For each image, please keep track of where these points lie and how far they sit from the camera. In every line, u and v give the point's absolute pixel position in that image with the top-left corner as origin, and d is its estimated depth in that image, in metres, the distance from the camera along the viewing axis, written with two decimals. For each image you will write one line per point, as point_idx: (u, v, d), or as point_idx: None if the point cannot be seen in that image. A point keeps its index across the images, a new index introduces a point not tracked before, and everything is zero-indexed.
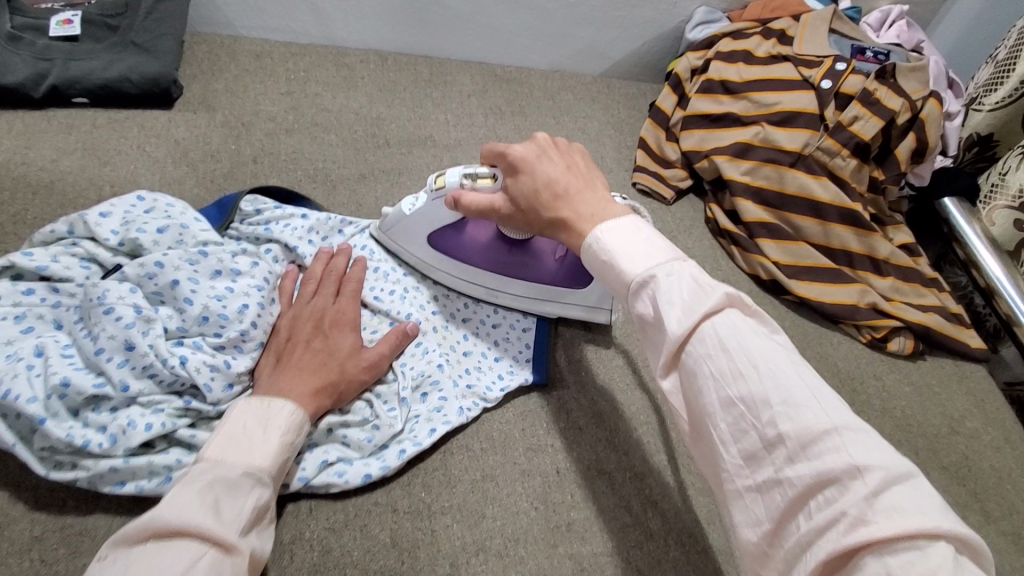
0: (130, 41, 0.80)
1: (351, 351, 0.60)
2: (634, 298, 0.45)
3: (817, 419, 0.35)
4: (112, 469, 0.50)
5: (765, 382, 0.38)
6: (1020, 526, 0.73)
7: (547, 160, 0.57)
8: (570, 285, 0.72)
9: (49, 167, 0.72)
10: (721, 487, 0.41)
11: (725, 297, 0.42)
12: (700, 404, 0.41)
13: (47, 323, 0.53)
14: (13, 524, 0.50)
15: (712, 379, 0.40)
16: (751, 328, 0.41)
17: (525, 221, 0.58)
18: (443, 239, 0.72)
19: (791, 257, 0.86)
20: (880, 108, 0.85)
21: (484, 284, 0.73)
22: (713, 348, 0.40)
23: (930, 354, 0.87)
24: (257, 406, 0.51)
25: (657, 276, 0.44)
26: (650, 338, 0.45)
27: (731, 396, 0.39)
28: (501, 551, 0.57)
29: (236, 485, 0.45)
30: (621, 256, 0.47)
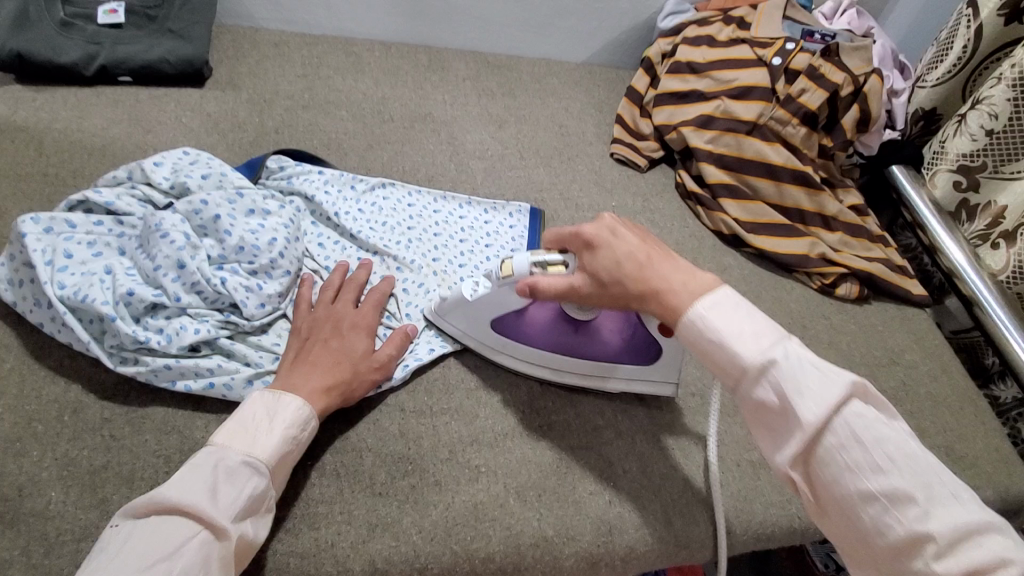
0: (167, 29, 0.93)
1: (364, 353, 0.65)
2: (754, 383, 0.49)
3: (958, 517, 0.42)
4: (166, 365, 0.60)
5: (904, 477, 0.44)
6: (950, 439, 0.83)
7: (620, 238, 0.58)
8: (638, 360, 0.71)
9: (100, 134, 0.84)
10: (858, 560, 0.47)
11: (851, 386, 0.47)
12: (839, 495, 0.46)
13: (112, 249, 0.64)
14: (86, 409, 0.60)
15: (848, 469, 0.45)
16: (877, 417, 0.46)
17: (609, 295, 0.58)
18: (506, 324, 0.71)
19: (749, 214, 0.97)
20: (824, 82, 0.96)
21: (548, 364, 0.72)
22: (849, 442, 0.45)
23: (875, 300, 0.98)
24: (268, 399, 0.57)
25: (778, 358, 0.48)
26: (772, 425, 0.49)
27: (871, 489, 0.44)
28: (492, 443, 0.67)
29: (234, 472, 0.51)
30: (735, 340, 0.49)
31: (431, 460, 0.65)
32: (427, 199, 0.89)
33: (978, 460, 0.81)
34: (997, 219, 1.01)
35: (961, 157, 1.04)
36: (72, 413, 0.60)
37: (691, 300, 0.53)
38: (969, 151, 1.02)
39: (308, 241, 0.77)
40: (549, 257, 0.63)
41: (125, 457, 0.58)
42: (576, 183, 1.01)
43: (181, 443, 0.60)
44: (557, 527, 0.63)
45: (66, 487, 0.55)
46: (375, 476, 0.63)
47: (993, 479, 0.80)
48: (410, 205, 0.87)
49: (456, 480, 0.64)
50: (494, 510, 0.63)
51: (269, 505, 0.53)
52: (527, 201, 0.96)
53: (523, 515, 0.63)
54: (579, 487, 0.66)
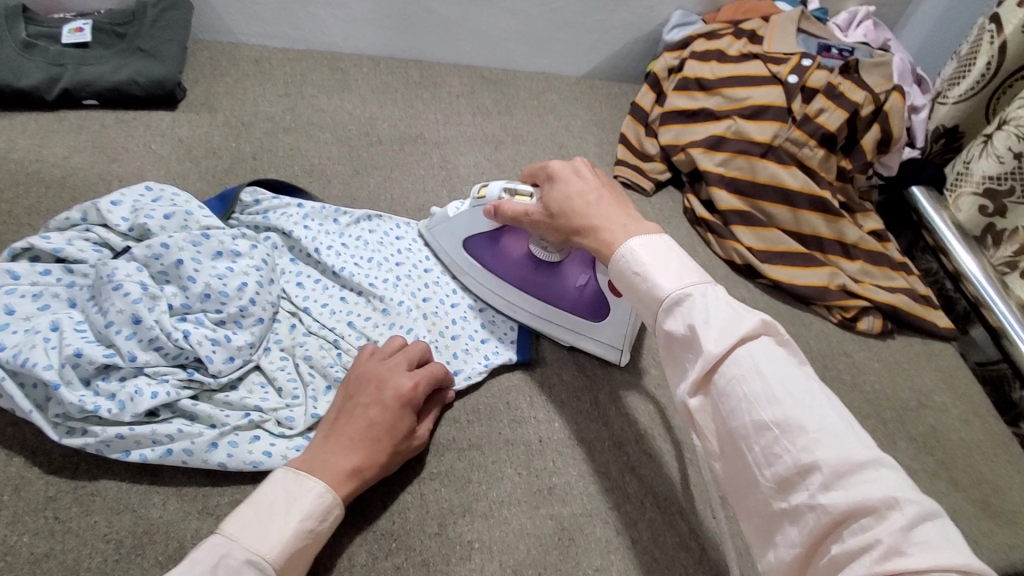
0: (137, 47, 0.86)
1: (404, 433, 0.57)
2: (667, 316, 0.48)
3: (853, 451, 0.38)
4: (118, 436, 0.53)
5: (799, 408, 0.40)
6: (986, 492, 0.77)
7: (575, 176, 0.63)
8: (587, 315, 0.74)
9: (61, 164, 0.77)
10: (753, 506, 0.43)
11: (758, 323, 0.45)
12: (733, 427, 0.43)
13: (61, 301, 0.58)
14: (29, 486, 0.53)
15: (744, 400, 0.42)
16: (785, 357, 0.44)
17: (555, 227, 0.63)
18: (478, 248, 0.76)
19: (764, 243, 0.90)
20: (843, 101, 0.90)
21: (506, 297, 0.76)
22: (748, 371, 0.43)
23: (899, 333, 0.91)
24: (291, 480, 0.49)
25: (692, 295, 0.47)
26: (680, 359, 0.47)
27: (764, 418, 0.41)
28: (487, 512, 0.61)
29: (236, 574, 0.43)
30: (655, 272, 0.50)
31: (419, 535, 0.58)
32: (417, 231, 0.82)
33: (1017, 516, 0.75)
34: None
35: (985, 180, 0.97)
36: (12, 492, 0.53)
37: (622, 237, 0.55)
38: (996, 173, 0.96)
39: (285, 281, 0.70)
40: (520, 187, 0.69)
41: (71, 544, 0.51)
42: None
43: (135, 525, 0.53)
44: None
45: None
46: (354, 557, 0.56)
47: None
48: (397, 238, 0.81)
49: (447, 559, 0.57)
50: None
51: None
52: None
53: None
54: (584, 563, 0.59)
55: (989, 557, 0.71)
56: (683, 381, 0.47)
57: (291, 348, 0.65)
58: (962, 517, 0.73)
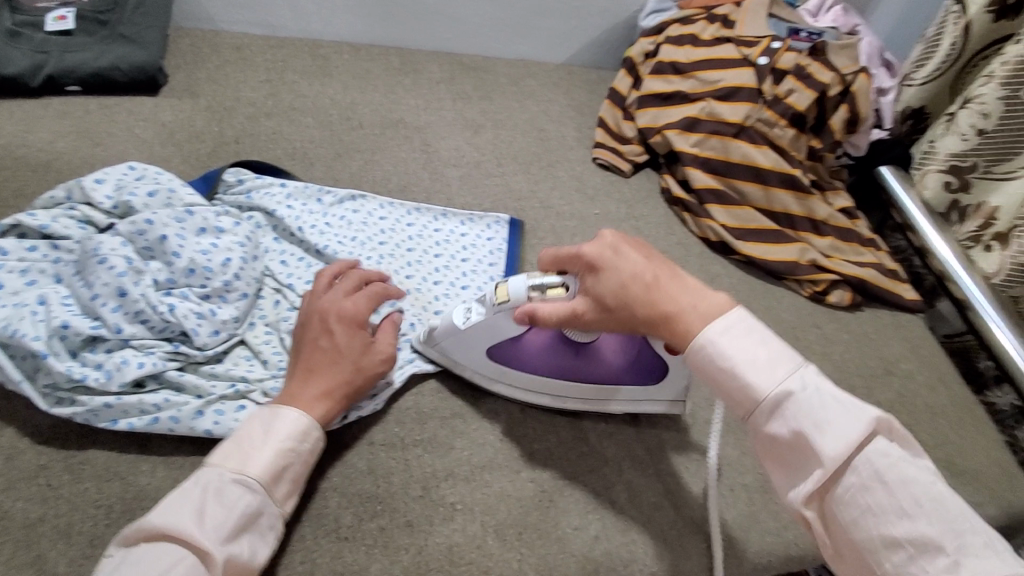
0: (119, 34, 0.87)
1: (360, 348, 0.60)
2: (767, 417, 0.46)
3: (1000, 570, 0.38)
4: (106, 404, 0.55)
5: (932, 524, 0.41)
6: (949, 453, 0.80)
7: (617, 261, 0.54)
8: (642, 380, 0.67)
9: (45, 148, 0.78)
10: None
11: (869, 423, 0.44)
12: (857, 540, 0.43)
13: (48, 276, 0.59)
14: (21, 455, 0.55)
15: (870, 512, 0.42)
16: (902, 455, 0.44)
17: (615, 321, 0.54)
18: (501, 351, 0.67)
19: (737, 220, 0.93)
20: (811, 82, 0.94)
21: (552, 392, 0.68)
22: (870, 481, 0.43)
23: (867, 306, 0.95)
24: (265, 415, 0.54)
25: (794, 389, 0.46)
26: (789, 460, 0.47)
27: (896, 536, 0.41)
28: (469, 476, 0.63)
29: (224, 491, 0.48)
30: (749, 369, 0.47)
31: (403, 498, 0.60)
32: (400, 211, 0.84)
33: (977, 475, 0.79)
34: (988, 220, 0.97)
35: (951, 157, 1.00)
36: (4, 461, 0.54)
37: (698, 326, 0.49)
38: (960, 150, 0.98)
39: (270, 259, 0.72)
40: (546, 279, 0.59)
41: (63, 509, 0.52)
42: (557, 190, 0.97)
43: (125, 491, 0.54)
44: (538, 567, 0.58)
45: None
46: (340, 519, 0.58)
47: (991, 493, 0.77)
48: (381, 219, 0.82)
49: (430, 520, 0.59)
50: (471, 552, 0.58)
51: (267, 525, 0.50)
52: (506, 211, 0.92)
53: (503, 556, 0.59)
54: (563, 522, 0.62)
55: None
56: (793, 486, 0.46)
57: (276, 322, 0.66)
58: None
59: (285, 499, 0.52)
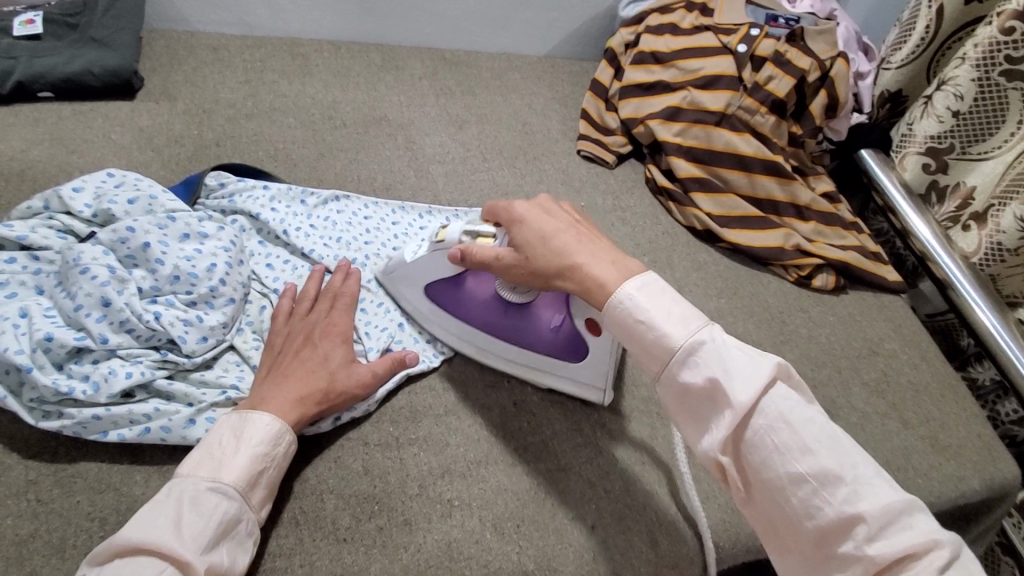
0: (90, 37, 0.85)
1: (342, 361, 0.62)
2: (682, 367, 0.49)
3: (889, 498, 0.44)
4: (95, 416, 0.54)
5: (832, 458, 0.45)
6: (933, 429, 0.82)
7: (534, 220, 0.60)
8: (562, 355, 0.68)
9: (19, 157, 0.77)
10: (790, 547, 0.48)
11: (770, 369, 0.48)
12: (769, 480, 0.47)
13: (28, 288, 0.58)
14: (9, 471, 0.54)
15: (777, 452, 0.46)
16: (800, 400, 0.48)
17: (532, 269, 0.59)
18: (440, 292, 0.71)
19: (721, 208, 0.94)
20: (791, 68, 0.94)
21: (474, 342, 0.71)
22: (775, 422, 0.47)
23: (852, 288, 0.96)
24: (235, 419, 0.54)
25: (706, 342, 0.49)
26: (702, 411, 0.50)
27: (802, 472, 0.45)
28: (465, 472, 0.63)
29: (200, 500, 0.48)
30: (662, 321, 0.50)
31: (400, 497, 0.61)
32: (385, 210, 0.83)
33: (961, 449, 0.81)
34: (966, 199, 0.99)
35: (928, 139, 1.01)
36: None
37: (614, 282, 0.54)
38: (937, 133, 0.99)
39: (255, 262, 0.71)
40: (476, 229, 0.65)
41: (56, 523, 0.52)
42: (543, 183, 0.97)
43: (118, 502, 0.54)
44: (537, 558, 0.59)
45: None
46: (338, 521, 0.58)
47: (973, 467, 0.79)
48: (366, 218, 0.81)
49: (429, 517, 0.60)
50: (470, 547, 0.59)
51: (246, 530, 0.50)
52: None
53: (502, 549, 0.59)
54: (560, 513, 0.62)
55: (932, 487, 0.77)
56: (706, 436, 0.50)
57: (263, 328, 0.66)
58: (911, 452, 0.79)
59: (262, 504, 0.52)
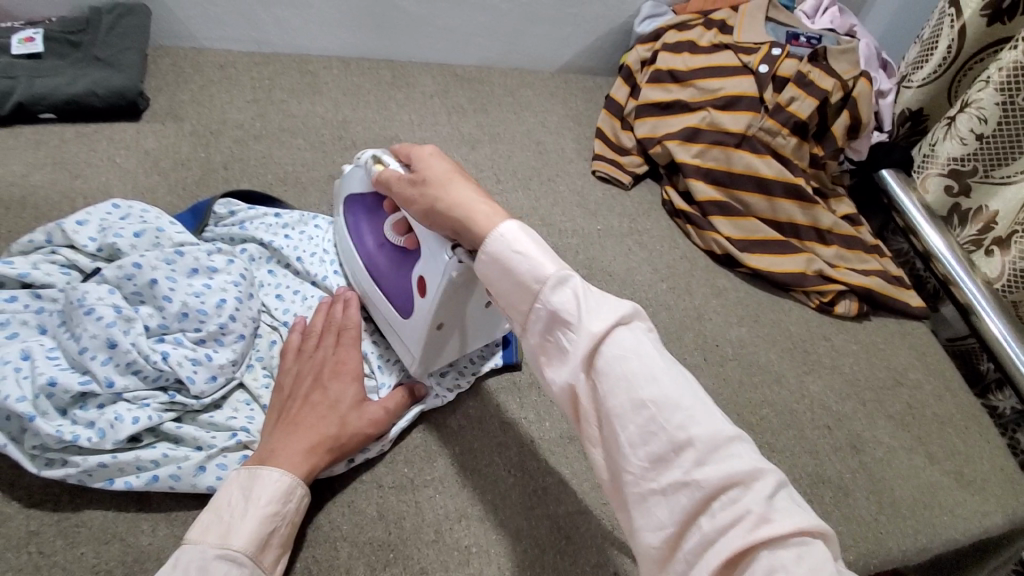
0: (94, 56, 0.83)
1: (352, 402, 0.59)
2: (548, 292, 0.43)
3: (721, 427, 0.37)
4: (101, 464, 0.52)
5: (674, 387, 0.39)
6: (962, 464, 0.79)
7: (440, 158, 0.57)
8: (397, 309, 0.66)
9: (20, 183, 0.74)
10: (622, 496, 0.40)
11: (628, 310, 0.42)
12: (609, 409, 0.40)
13: (30, 328, 0.56)
14: (9, 520, 0.52)
15: (623, 381, 0.39)
16: (657, 341, 0.42)
17: (427, 200, 0.55)
18: (354, 208, 0.73)
19: (741, 232, 0.92)
20: (813, 89, 0.92)
21: (351, 266, 0.72)
22: (628, 351, 0.40)
23: (874, 314, 0.94)
24: (244, 476, 0.51)
25: (573, 277, 0.44)
26: (556, 340, 0.43)
27: (644, 399, 0.38)
28: (483, 516, 0.61)
29: (208, 570, 0.45)
30: (534, 250, 0.45)
31: (415, 544, 0.58)
32: None
33: (991, 485, 0.78)
34: (989, 223, 0.96)
35: (951, 161, 0.98)
36: None
37: (499, 218, 0.49)
38: (960, 155, 0.96)
39: (265, 293, 0.69)
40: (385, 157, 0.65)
41: None
42: (557, 205, 0.95)
43: (124, 553, 0.51)
44: None
45: None
46: (352, 570, 0.56)
47: (1007, 504, 0.76)
48: None
49: (445, 565, 0.57)
50: None
51: None
52: None
53: None
54: (581, 560, 0.60)
55: (966, 526, 0.73)
56: (556, 368, 0.43)
57: (274, 364, 0.64)
58: (941, 489, 0.76)
59: (274, 564, 0.50)
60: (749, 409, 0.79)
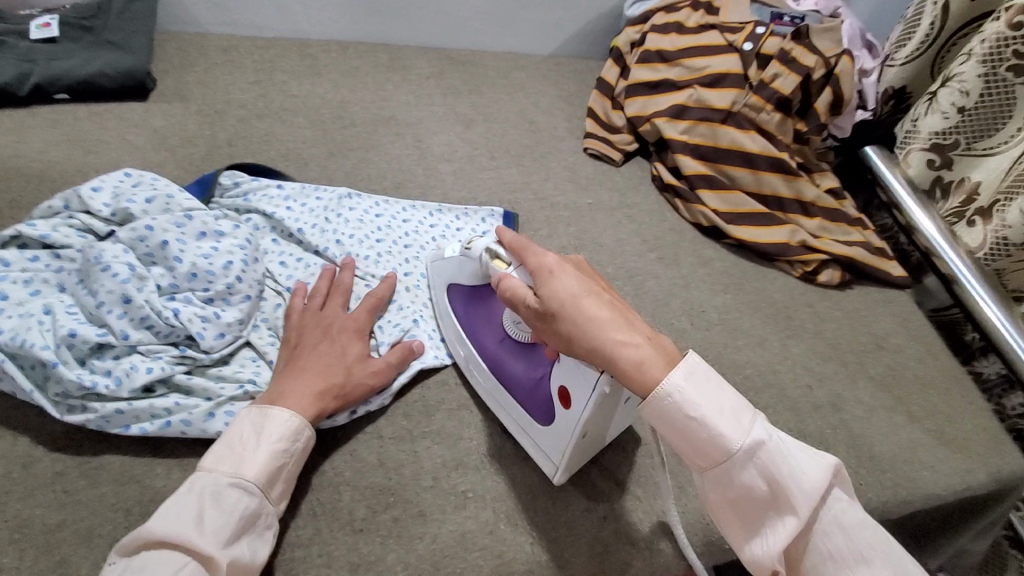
0: (106, 40, 0.86)
1: (357, 356, 0.63)
2: (740, 469, 0.48)
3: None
4: (118, 411, 0.56)
5: (884, 563, 0.47)
6: (940, 423, 0.82)
7: (563, 280, 0.53)
8: (535, 413, 0.64)
9: (36, 158, 0.78)
10: None
11: (825, 470, 0.49)
12: (816, 574, 0.49)
13: (51, 286, 0.60)
14: (36, 463, 0.55)
15: (829, 557, 0.48)
16: (844, 501, 0.49)
17: (558, 335, 0.53)
18: (461, 297, 0.72)
19: (728, 205, 0.95)
20: (795, 66, 0.95)
21: (464, 356, 0.70)
22: (831, 529, 0.48)
23: (857, 284, 0.97)
24: (256, 415, 0.55)
25: (763, 449, 0.48)
26: (749, 511, 0.50)
27: (851, 574, 0.47)
28: (478, 464, 0.64)
29: (221, 495, 0.49)
30: (722, 424, 0.48)
31: (414, 489, 0.62)
32: (396, 208, 0.85)
33: (968, 442, 0.81)
34: (971, 195, 0.98)
35: (933, 136, 1.00)
36: (19, 469, 0.55)
37: (662, 376, 0.48)
38: (942, 128, 0.99)
39: (269, 260, 0.72)
40: (499, 250, 0.61)
41: (81, 514, 0.53)
42: (550, 180, 0.98)
43: (142, 493, 0.55)
44: (550, 549, 0.60)
45: (19, 551, 0.51)
46: (355, 512, 0.59)
47: (983, 459, 0.79)
48: (377, 216, 0.82)
49: (443, 508, 0.61)
50: (484, 537, 0.59)
51: (265, 525, 0.51)
52: (501, 204, 0.93)
53: (516, 539, 0.60)
54: (571, 505, 0.63)
55: (944, 479, 0.77)
56: (756, 539, 0.50)
57: (278, 325, 0.67)
58: (920, 445, 0.79)
59: (280, 498, 0.54)
60: (734, 370, 0.83)
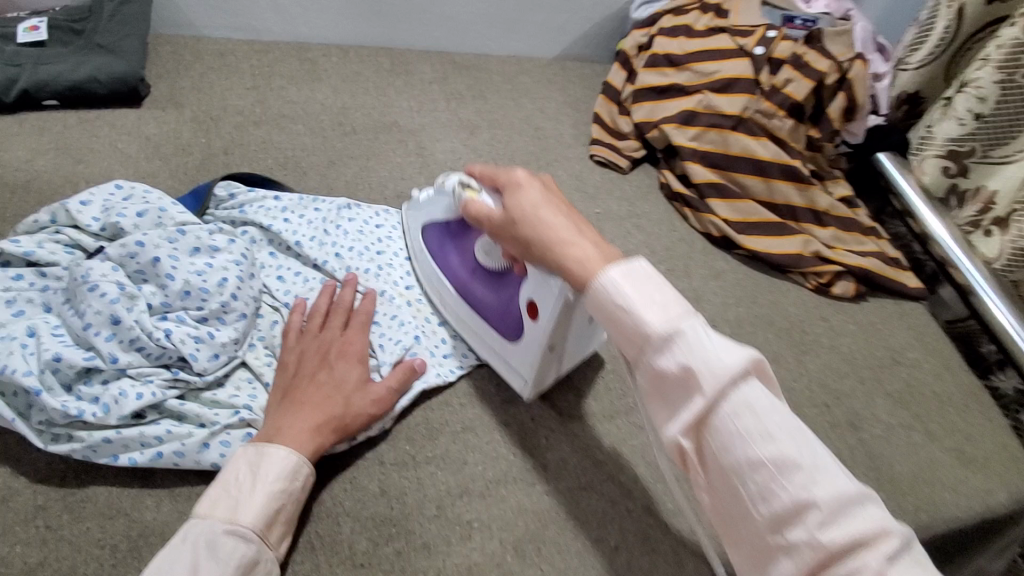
0: (96, 43, 0.83)
1: (357, 383, 0.60)
2: (658, 352, 0.41)
3: (847, 487, 0.36)
4: (106, 440, 0.53)
5: (792, 445, 0.37)
6: (961, 442, 0.79)
7: (527, 192, 0.54)
8: (504, 333, 0.66)
9: (24, 168, 0.75)
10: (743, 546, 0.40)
11: (753, 360, 0.40)
12: (725, 466, 0.39)
13: (36, 306, 0.57)
14: (17, 496, 0.52)
15: (739, 440, 0.38)
16: (773, 398, 0.39)
17: (520, 239, 0.54)
18: (433, 235, 0.74)
19: (739, 214, 0.92)
20: (809, 70, 0.92)
21: (438, 291, 0.73)
22: (741, 409, 0.38)
23: (872, 296, 0.94)
24: (252, 453, 0.52)
25: (685, 330, 0.41)
26: (667, 394, 0.42)
27: (761, 458, 0.37)
28: (484, 492, 0.62)
29: (217, 544, 0.46)
30: (641, 305, 0.42)
31: (417, 519, 0.59)
32: (397, 218, 0.82)
33: (991, 462, 0.78)
34: (988, 204, 0.93)
35: (949, 143, 0.96)
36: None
37: (602, 266, 0.46)
38: (958, 136, 0.95)
39: (266, 275, 0.69)
40: (472, 182, 0.62)
41: (65, 551, 0.50)
42: None
43: (130, 528, 0.52)
44: None
45: None
46: (355, 545, 0.56)
47: (1007, 480, 0.76)
48: (377, 227, 0.79)
49: (448, 540, 0.58)
50: (491, 571, 0.57)
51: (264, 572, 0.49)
52: None
53: (524, 572, 0.57)
54: (581, 535, 0.60)
55: (967, 503, 0.74)
56: (674, 421, 0.42)
57: (275, 343, 0.64)
58: (941, 466, 0.76)
59: (278, 542, 0.51)
60: None
